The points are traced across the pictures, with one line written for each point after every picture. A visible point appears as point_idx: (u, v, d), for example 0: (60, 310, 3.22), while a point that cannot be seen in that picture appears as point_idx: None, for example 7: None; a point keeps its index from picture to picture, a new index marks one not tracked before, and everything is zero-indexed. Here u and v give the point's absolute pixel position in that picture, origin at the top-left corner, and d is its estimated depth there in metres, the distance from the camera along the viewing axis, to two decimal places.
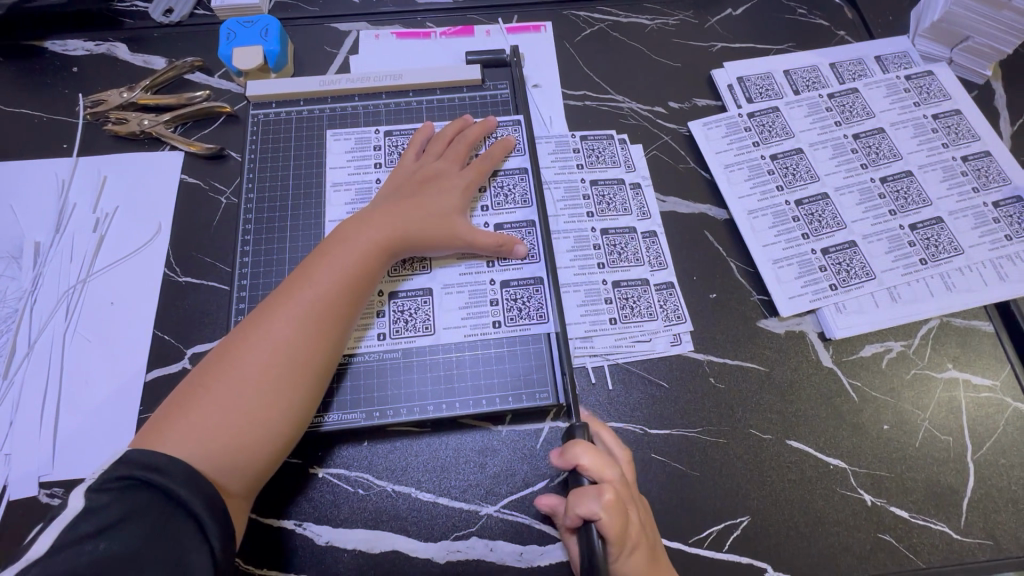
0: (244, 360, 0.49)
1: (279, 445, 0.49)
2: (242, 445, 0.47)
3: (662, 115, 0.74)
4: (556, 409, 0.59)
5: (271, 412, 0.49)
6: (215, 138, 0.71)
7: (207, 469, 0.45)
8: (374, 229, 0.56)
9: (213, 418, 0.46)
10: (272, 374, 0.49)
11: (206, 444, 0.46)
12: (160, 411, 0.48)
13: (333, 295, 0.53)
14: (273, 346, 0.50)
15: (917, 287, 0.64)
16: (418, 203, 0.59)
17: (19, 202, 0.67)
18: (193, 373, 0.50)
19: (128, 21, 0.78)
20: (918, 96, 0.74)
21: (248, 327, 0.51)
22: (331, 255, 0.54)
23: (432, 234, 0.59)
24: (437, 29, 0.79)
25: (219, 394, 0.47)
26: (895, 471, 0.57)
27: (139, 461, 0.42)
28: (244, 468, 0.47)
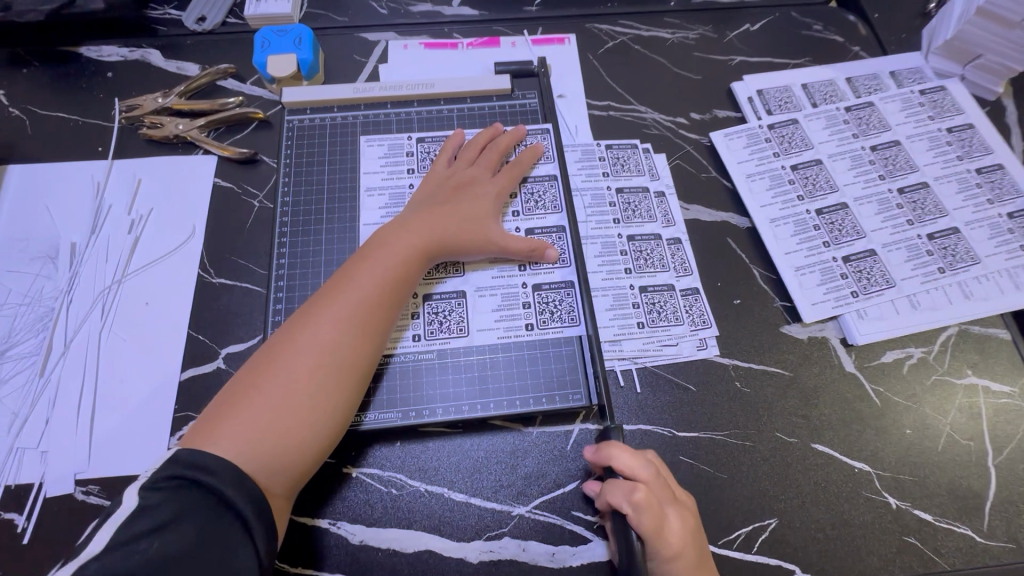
0: (290, 361, 0.50)
1: (322, 445, 0.50)
2: (287, 445, 0.48)
3: (684, 126, 0.76)
4: (587, 411, 0.60)
5: (315, 412, 0.50)
6: (248, 143, 0.73)
7: (254, 468, 0.46)
8: (412, 234, 0.58)
9: (261, 418, 0.48)
10: (316, 375, 0.50)
11: (254, 443, 0.47)
12: (208, 411, 0.49)
13: (375, 298, 0.54)
14: (317, 347, 0.51)
15: (936, 295, 0.65)
16: (453, 209, 0.61)
17: (56, 204, 0.68)
18: (238, 374, 0.51)
19: (162, 28, 0.80)
20: (932, 110, 0.76)
21: (292, 329, 0.52)
22: (372, 260, 0.56)
23: (467, 239, 0.60)
24: (464, 40, 0.81)
25: (265, 395, 0.49)
26: (917, 474, 0.58)
27: (190, 462, 0.44)
28: (288, 467, 0.48)
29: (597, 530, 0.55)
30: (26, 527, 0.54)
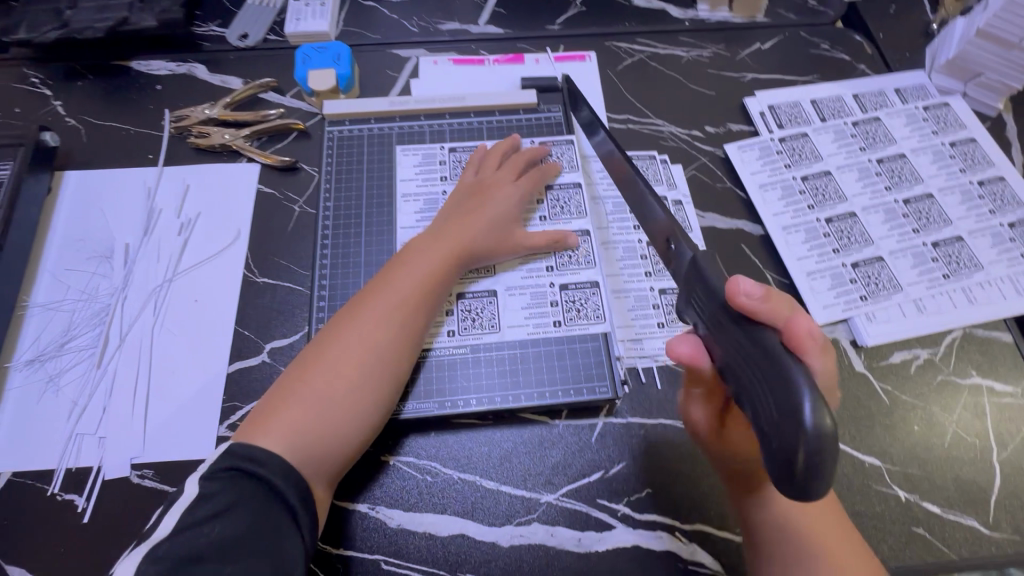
0: (334, 360, 0.54)
1: (361, 438, 0.54)
2: (331, 438, 0.52)
3: (700, 138, 0.80)
4: (611, 405, 0.63)
5: (357, 408, 0.53)
6: (289, 151, 0.77)
7: (301, 459, 0.50)
8: (444, 243, 0.62)
9: (306, 414, 0.51)
10: (356, 374, 0.54)
11: (301, 437, 0.50)
12: (258, 408, 0.52)
13: (412, 303, 0.58)
14: (358, 348, 0.55)
15: (941, 299, 0.69)
16: (482, 217, 0.65)
17: (110, 207, 0.73)
18: (283, 375, 0.55)
19: (207, 45, 0.85)
20: (935, 125, 0.80)
21: (334, 331, 0.56)
22: (408, 268, 0.60)
23: (493, 245, 0.64)
24: (490, 57, 0.85)
25: (311, 392, 0.52)
26: (926, 469, 0.62)
27: (243, 454, 0.47)
28: (331, 458, 0.52)
29: (621, 517, 0.58)
30: (86, 508, 0.58)
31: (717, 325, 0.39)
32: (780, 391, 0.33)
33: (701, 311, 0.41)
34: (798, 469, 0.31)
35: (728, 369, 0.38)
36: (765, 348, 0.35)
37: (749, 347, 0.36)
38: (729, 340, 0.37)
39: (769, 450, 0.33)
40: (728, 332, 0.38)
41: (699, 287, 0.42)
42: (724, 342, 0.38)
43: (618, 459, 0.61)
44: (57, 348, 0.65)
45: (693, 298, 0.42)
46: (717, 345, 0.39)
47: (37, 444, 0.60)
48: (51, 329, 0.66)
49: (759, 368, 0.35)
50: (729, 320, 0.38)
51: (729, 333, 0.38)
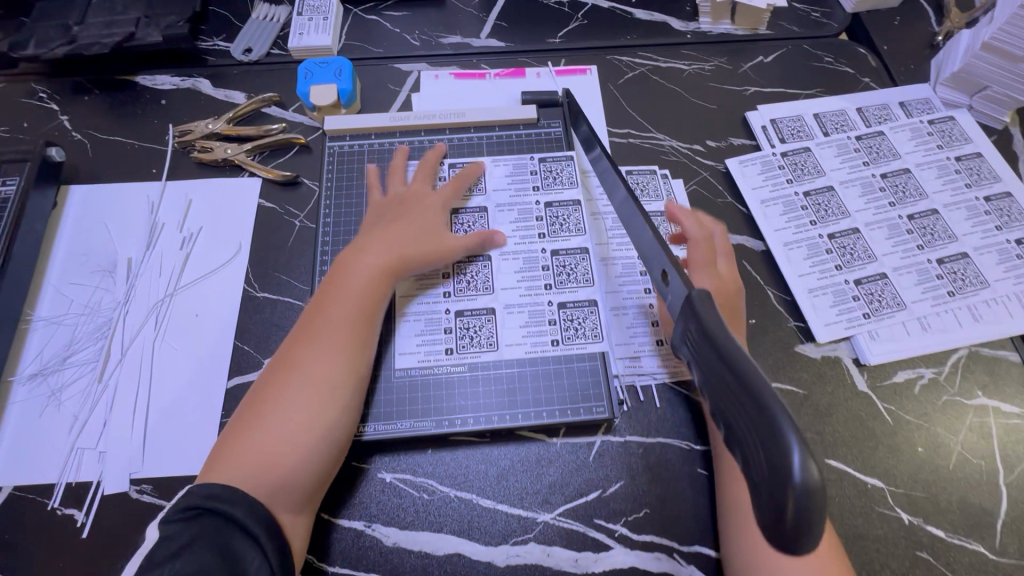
0: (278, 389, 0.54)
1: (325, 461, 0.54)
2: (284, 463, 0.51)
3: (701, 152, 0.80)
4: (609, 424, 0.63)
5: (310, 432, 0.53)
6: (290, 166, 0.78)
7: (263, 493, 0.50)
8: (376, 256, 0.62)
9: (260, 448, 0.51)
10: (297, 397, 0.54)
11: (260, 471, 0.51)
12: (217, 447, 0.54)
13: (348, 320, 0.58)
14: (298, 372, 0.55)
15: (946, 317, 0.68)
16: (407, 226, 0.65)
17: (114, 222, 0.74)
18: (241, 412, 0.56)
19: (212, 59, 0.86)
20: (940, 140, 0.79)
21: (278, 362, 0.57)
22: (339, 287, 0.60)
23: (430, 250, 0.64)
24: (492, 71, 0.86)
25: (258, 423, 0.53)
26: (930, 491, 0.60)
27: (202, 494, 0.48)
28: (297, 486, 0.52)
29: (618, 538, 0.58)
30: (85, 523, 0.58)
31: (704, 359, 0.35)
32: (768, 435, 0.29)
33: (694, 342, 0.37)
34: (785, 522, 0.28)
35: (717, 407, 0.34)
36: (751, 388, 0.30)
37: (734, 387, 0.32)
38: (715, 376, 0.34)
39: (756, 496, 0.29)
40: (714, 368, 0.34)
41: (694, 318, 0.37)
42: (711, 378, 0.34)
43: (616, 478, 0.60)
44: (59, 362, 0.66)
45: (690, 328, 0.38)
46: (707, 379, 0.35)
47: (39, 458, 0.61)
48: (54, 342, 0.67)
49: (744, 410, 0.31)
50: (715, 355, 0.33)
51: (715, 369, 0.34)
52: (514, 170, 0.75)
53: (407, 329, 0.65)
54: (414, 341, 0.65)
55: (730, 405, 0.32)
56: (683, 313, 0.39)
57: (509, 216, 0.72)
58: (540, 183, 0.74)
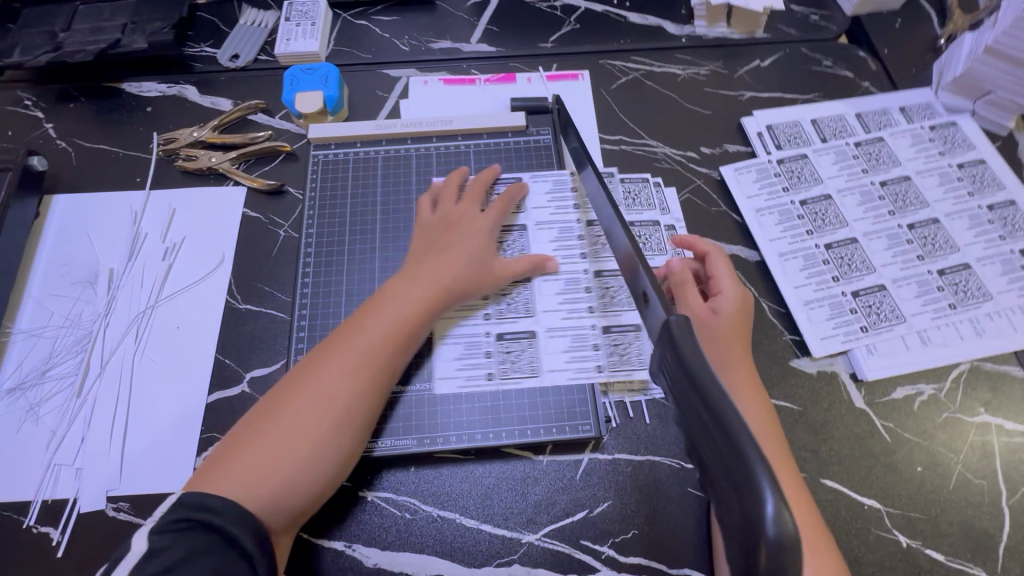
0: (299, 406, 0.53)
1: (327, 485, 0.53)
2: (289, 488, 0.50)
3: (695, 160, 0.78)
4: (597, 441, 0.61)
5: (322, 459, 0.52)
6: (276, 175, 0.77)
7: (261, 510, 0.49)
8: (420, 281, 0.61)
9: (267, 467, 0.50)
10: (320, 423, 0.52)
11: (263, 488, 0.49)
12: (214, 454, 0.51)
13: (384, 354, 0.57)
14: (323, 395, 0.53)
15: (946, 331, 0.66)
16: (456, 252, 0.63)
17: (97, 232, 0.73)
18: (247, 418, 0.54)
19: (198, 66, 0.85)
20: (942, 146, 0.77)
21: (302, 376, 0.55)
22: (381, 314, 0.59)
23: (474, 278, 0.63)
24: (482, 76, 0.84)
25: (270, 439, 0.51)
26: (929, 512, 0.58)
27: (197, 504, 0.46)
28: (293, 507, 0.51)
29: (605, 560, 0.56)
30: (60, 541, 0.57)
31: (681, 393, 0.35)
32: (742, 476, 0.29)
33: (669, 370, 0.37)
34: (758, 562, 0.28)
35: (696, 439, 0.34)
36: (726, 428, 0.31)
37: (710, 424, 0.32)
38: (692, 410, 0.34)
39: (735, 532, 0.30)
40: (692, 403, 0.34)
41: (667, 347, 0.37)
42: (688, 413, 0.34)
43: (604, 498, 0.58)
44: (38, 376, 0.65)
45: (664, 355, 0.38)
46: (683, 409, 0.36)
47: (15, 474, 0.60)
48: (34, 355, 0.66)
49: (719, 448, 0.31)
50: (692, 390, 0.34)
51: (691, 404, 0.34)
52: (554, 187, 0.72)
53: (446, 353, 0.63)
54: (454, 365, 0.63)
55: (706, 441, 0.33)
56: (658, 340, 0.39)
57: (549, 234, 0.69)
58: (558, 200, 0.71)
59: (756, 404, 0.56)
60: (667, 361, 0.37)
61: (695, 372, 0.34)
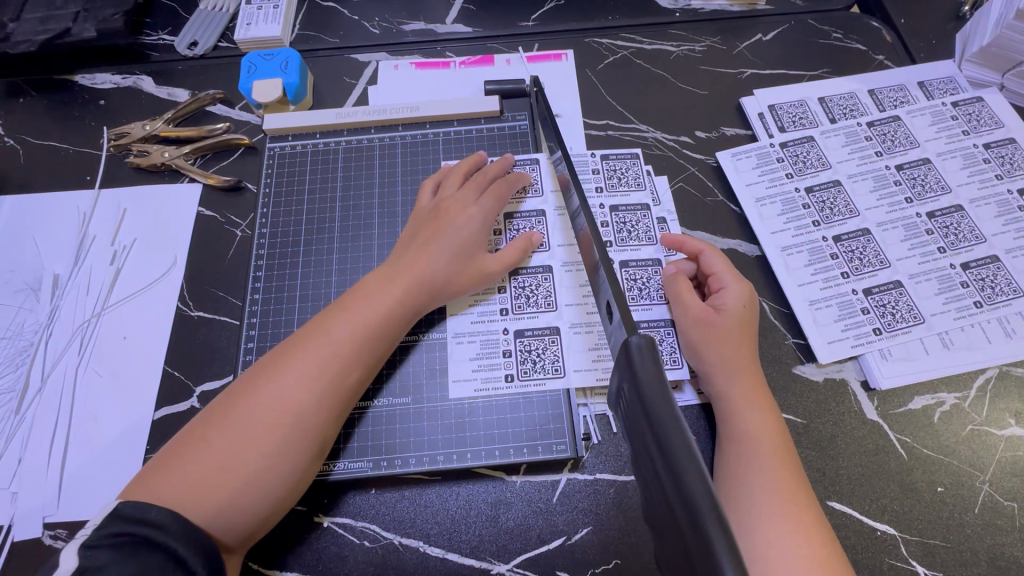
0: (251, 415, 0.46)
1: (285, 500, 0.47)
2: (240, 503, 0.44)
3: (688, 145, 0.71)
4: (576, 460, 0.55)
5: (275, 469, 0.46)
6: (233, 170, 0.71)
7: (204, 519, 0.43)
8: (400, 279, 0.55)
9: (213, 481, 0.44)
10: (277, 433, 0.46)
11: (207, 496, 0.43)
12: (153, 463, 0.45)
13: (352, 353, 0.50)
14: (280, 404, 0.47)
15: (971, 332, 0.58)
16: (444, 244, 0.57)
17: (42, 235, 0.68)
18: (196, 422, 0.48)
19: (155, 54, 0.79)
20: (966, 124, 0.69)
21: (257, 379, 0.48)
22: (352, 309, 0.52)
23: (455, 278, 0.57)
24: (456, 58, 0.77)
25: (217, 450, 0.45)
26: (952, 540, 0.52)
27: (135, 517, 0.40)
28: (243, 520, 0.45)
29: None
30: None
31: (640, 438, 0.31)
32: (701, 552, 0.25)
33: (629, 408, 0.33)
34: None
35: (657, 501, 0.30)
36: (683, 490, 0.26)
37: (666, 483, 0.28)
38: (649, 459, 0.30)
39: None
40: (650, 454, 0.29)
41: (628, 380, 0.33)
42: (648, 464, 0.30)
43: (583, 523, 0.53)
44: None
45: (624, 388, 0.34)
46: (640, 449, 0.32)
47: None
48: None
49: (677, 515, 0.27)
50: (650, 436, 0.29)
51: (649, 455, 0.30)
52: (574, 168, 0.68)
53: (460, 352, 0.59)
54: (469, 366, 0.58)
55: (665, 504, 0.28)
56: (620, 369, 0.35)
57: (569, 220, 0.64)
58: (540, 183, 0.66)
59: (765, 412, 0.51)
60: (628, 397, 0.33)
61: (655, 414, 0.29)
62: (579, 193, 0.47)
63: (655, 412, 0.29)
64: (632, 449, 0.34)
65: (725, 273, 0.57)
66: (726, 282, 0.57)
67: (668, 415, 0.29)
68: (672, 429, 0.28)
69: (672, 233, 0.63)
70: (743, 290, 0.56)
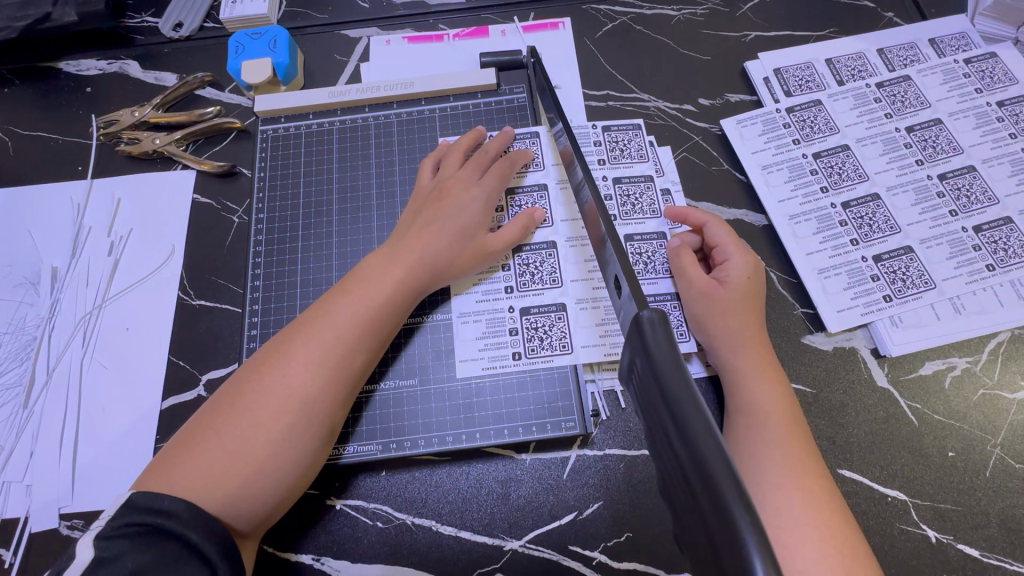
0: (256, 404, 0.46)
1: (296, 484, 0.47)
2: (251, 491, 0.44)
3: (692, 113, 0.69)
4: (585, 436, 0.55)
5: (285, 455, 0.46)
6: (227, 155, 0.69)
7: (218, 507, 0.43)
8: (400, 260, 0.54)
9: (222, 470, 0.43)
10: (284, 420, 0.46)
11: (218, 485, 0.43)
12: (161, 454, 0.45)
13: (354, 337, 0.50)
14: (284, 392, 0.46)
15: (983, 296, 0.57)
16: (445, 225, 0.56)
17: (38, 228, 0.67)
18: (200, 413, 0.47)
19: (139, 37, 0.76)
20: (979, 81, 0.67)
21: (260, 367, 0.48)
22: (354, 293, 0.52)
23: (456, 259, 0.56)
24: (450, 31, 0.75)
25: (226, 440, 0.44)
26: (962, 503, 0.52)
27: (148, 506, 0.40)
28: (255, 507, 0.45)
29: (596, 566, 0.51)
30: (13, 563, 0.53)
31: (655, 414, 0.30)
32: (721, 529, 0.24)
33: (642, 383, 0.33)
34: None
35: (673, 476, 0.30)
36: (703, 470, 0.25)
37: (684, 461, 0.27)
38: (665, 434, 0.29)
39: (716, 557, 0.25)
40: (666, 430, 0.29)
41: (640, 354, 0.32)
42: (664, 440, 0.30)
43: (593, 499, 0.53)
44: None
45: (636, 362, 0.33)
46: (653, 422, 0.31)
47: None
48: None
49: (696, 491, 0.26)
50: (665, 411, 0.29)
51: (665, 431, 0.29)
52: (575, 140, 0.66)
53: (466, 332, 0.58)
54: (476, 345, 0.58)
55: (682, 480, 0.28)
56: (630, 343, 0.34)
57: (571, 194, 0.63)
58: (541, 156, 0.65)
59: (774, 382, 0.51)
60: (640, 371, 0.33)
61: (670, 390, 0.29)
62: (584, 167, 0.45)
63: (671, 391, 0.29)
64: (645, 425, 0.33)
65: (731, 245, 0.56)
66: (731, 253, 0.56)
67: (686, 393, 0.28)
68: (689, 405, 0.27)
69: (677, 205, 0.62)
70: (749, 262, 0.55)
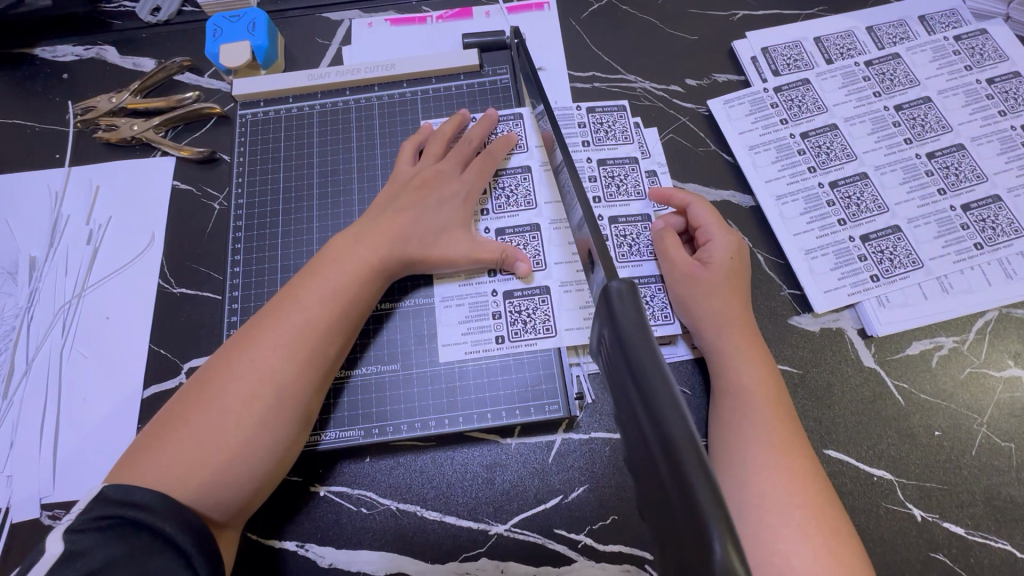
0: (227, 391, 0.45)
1: (272, 470, 0.47)
2: (226, 477, 0.44)
3: (678, 94, 0.68)
4: (570, 420, 0.55)
5: (259, 441, 0.45)
6: (206, 141, 0.68)
7: (191, 496, 0.42)
8: (374, 249, 0.53)
9: (194, 458, 0.43)
10: (256, 405, 0.45)
11: (190, 473, 0.42)
12: (133, 445, 0.44)
13: (326, 320, 0.49)
14: (254, 378, 0.46)
15: (971, 275, 0.57)
16: (420, 218, 0.55)
17: (15, 217, 0.66)
18: (169, 403, 0.46)
19: (116, 22, 0.75)
20: (969, 59, 0.66)
21: (229, 354, 0.47)
22: (321, 276, 0.51)
23: (432, 255, 0.55)
24: (433, 13, 0.73)
25: (196, 429, 0.44)
26: (948, 482, 0.51)
27: (119, 495, 0.39)
28: (231, 494, 0.44)
29: (582, 550, 0.50)
30: None
31: (621, 387, 0.30)
32: (683, 501, 0.24)
33: (609, 357, 0.32)
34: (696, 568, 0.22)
35: (638, 449, 0.29)
36: (665, 440, 0.25)
37: (647, 432, 0.26)
38: (630, 406, 0.29)
39: (677, 528, 0.24)
40: (631, 402, 0.28)
41: (607, 326, 0.32)
42: (629, 413, 0.29)
43: (578, 482, 0.52)
44: None
45: (604, 336, 0.33)
46: (620, 395, 0.31)
47: None
48: None
49: (658, 462, 0.26)
50: (631, 382, 0.28)
51: (631, 403, 0.29)
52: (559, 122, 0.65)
53: (449, 316, 0.58)
54: (459, 330, 0.57)
55: (646, 452, 0.27)
56: (598, 317, 0.34)
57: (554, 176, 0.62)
58: (524, 138, 0.64)
59: (755, 360, 0.51)
60: (608, 344, 0.32)
61: (635, 361, 0.28)
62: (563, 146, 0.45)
63: (637, 363, 0.28)
64: (613, 401, 0.33)
65: (713, 226, 0.56)
66: (713, 234, 0.55)
67: (651, 363, 0.28)
68: (654, 376, 0.27)
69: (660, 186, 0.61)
70: (732, 242, 0.55)
